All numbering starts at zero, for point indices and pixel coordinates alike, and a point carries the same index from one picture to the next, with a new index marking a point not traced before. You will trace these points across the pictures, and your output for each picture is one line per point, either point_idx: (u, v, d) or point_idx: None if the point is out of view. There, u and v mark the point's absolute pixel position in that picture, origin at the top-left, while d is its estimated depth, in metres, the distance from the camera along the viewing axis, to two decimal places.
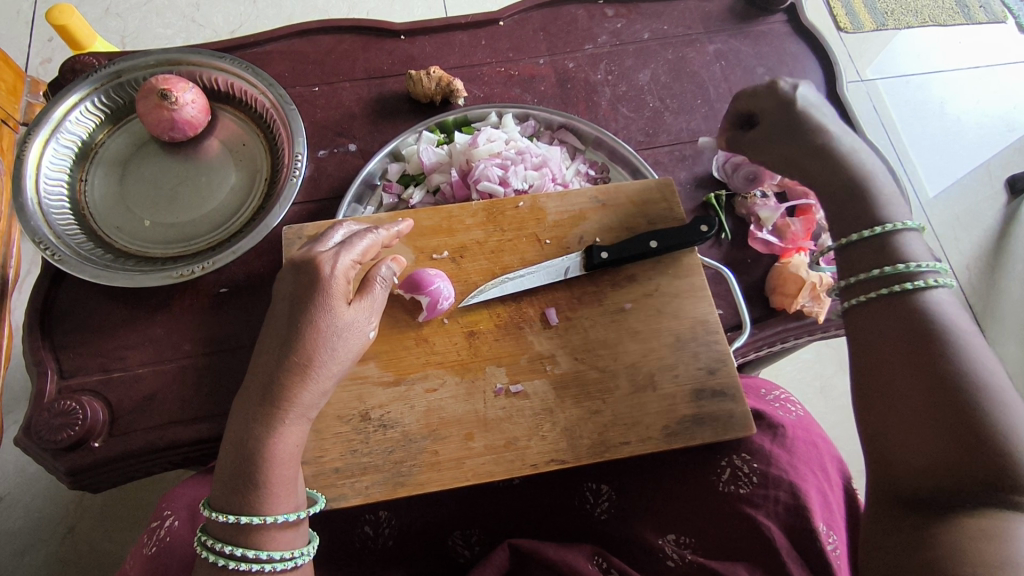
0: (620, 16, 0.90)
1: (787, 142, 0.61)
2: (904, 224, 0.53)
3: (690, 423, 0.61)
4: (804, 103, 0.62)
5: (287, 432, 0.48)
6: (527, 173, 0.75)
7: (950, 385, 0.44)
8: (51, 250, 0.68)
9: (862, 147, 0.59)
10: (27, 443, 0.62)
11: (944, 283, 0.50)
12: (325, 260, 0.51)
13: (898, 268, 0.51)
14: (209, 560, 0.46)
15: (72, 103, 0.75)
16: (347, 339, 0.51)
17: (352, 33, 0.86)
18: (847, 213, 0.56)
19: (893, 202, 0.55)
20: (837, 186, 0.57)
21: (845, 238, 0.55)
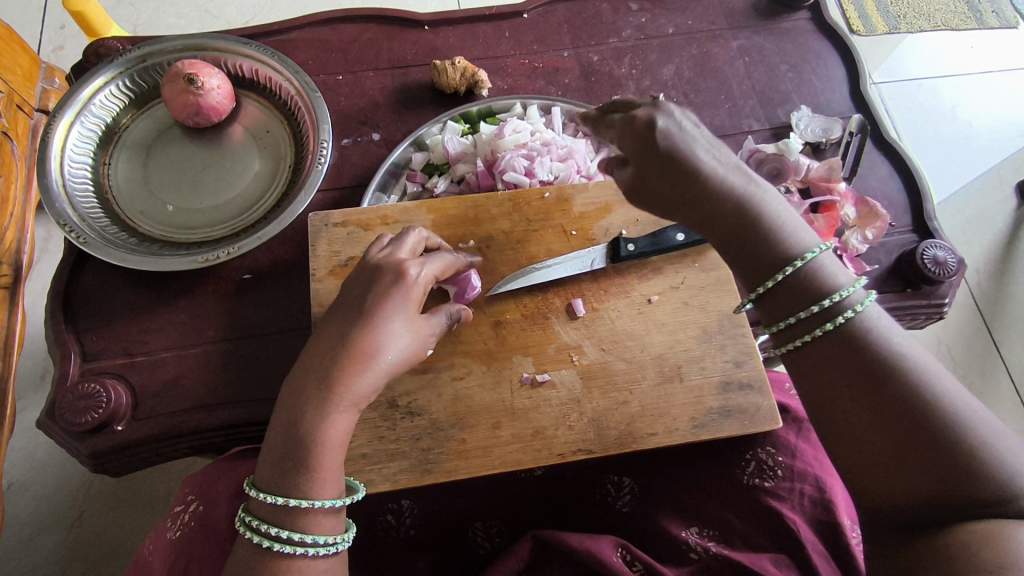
0: (644, 10, 0.90)
1: (668, 188, 0.50)
2: (806, 255, 0.46)
3: (717, 415, 0.61)
4: (670, 135, 0.50)
5: (337, 421, 0.47)
6: (553, 164, 0.74)
7: (898, 399, 0.40)
8: (76, 232, 0.67)
9: (744, 175, 0.50)
10: (51, 425, 0.61)
11: (870, 304, 0.44)
12: (412, 265, 0.53)
13: (818, 308, 0.44)
14: (253, 540, 0.46)
15: (97, 85, 0.75)
16: (413, 347, 0.52)
17: (375, 23, 0.86)
18: (745, 258, 0.49)
19: (784, 228, 0.48)
20: (728, 238, 0.49)
21: (755, 289, 0.48)
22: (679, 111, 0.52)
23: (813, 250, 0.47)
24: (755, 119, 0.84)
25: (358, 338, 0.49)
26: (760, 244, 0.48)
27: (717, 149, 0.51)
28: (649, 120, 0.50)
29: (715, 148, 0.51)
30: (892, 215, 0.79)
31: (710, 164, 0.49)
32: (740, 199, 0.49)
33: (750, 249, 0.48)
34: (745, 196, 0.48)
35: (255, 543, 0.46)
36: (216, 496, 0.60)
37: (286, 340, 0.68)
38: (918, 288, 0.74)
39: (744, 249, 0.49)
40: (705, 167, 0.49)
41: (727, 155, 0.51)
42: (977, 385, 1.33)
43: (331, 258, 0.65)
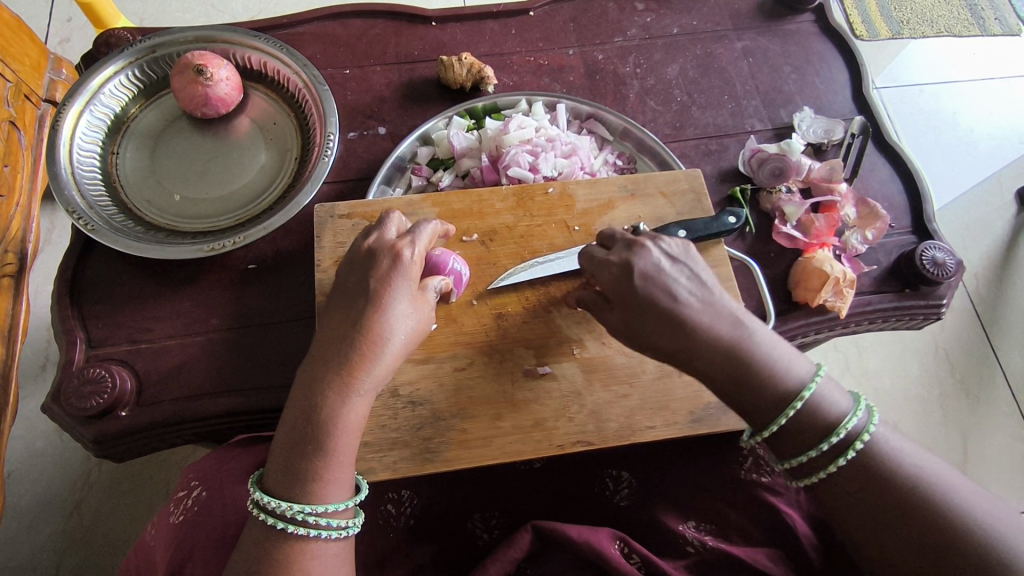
0: (650, 10, 0.91)
1: (658, 337, 0.52)
2: (806, 390, 0.49)
3: (716, 410, 0.61)
4: (652, 285, 0.52)
5: (357, 404, 0.50)
6: (556, 161, 0.75)
7: (896, 490, 0.45)
8: (84, 219, 0.68)
9: (732, 316, 0.51)
10: (56, 409, 0.62)
11: (875, 426, 0.48)
12: (404, 246, 0.54)
13: (830, 444, 0.47)
14: (267, 522, 0.48)
15: (107, 74, 0.76)
16: (419, 325, 0.54)
17: (384, 18, 0.87)
18: (747, 405, 0.51)
19: (779, 367, 0.50)
20: (725, 386, 0.51)
21: (764, 429, 0.50)
22: (657, 250, 0.54)
23: (809, 383, 0.49)
24: (758, 119, 0.84)
25: (368, 323, 0.51)
26: (760, 391, 0.50)
27: (703, 292, 0.52)
28: (629, 270, 0.53)
29: (699, 291, 0.52)
30: (893, 217, 0.79)
31: (697, 311, 0.51)
32: (728, 348, 0.50)
33: (750, 396, 0.50)
34: (736, 344, 0.50)
35: (268, 525, 0.48)
36: (219, 483, 0.60)
37: (291, 330, 0.68)
38: (917, 289, 0.74)
39: (743, 395, 0.50)
40: (691, 316, 0.51)
41: (713, 296, 0.52)
42: (974, 389, 1.34)
43: (336, 249, 0.66)
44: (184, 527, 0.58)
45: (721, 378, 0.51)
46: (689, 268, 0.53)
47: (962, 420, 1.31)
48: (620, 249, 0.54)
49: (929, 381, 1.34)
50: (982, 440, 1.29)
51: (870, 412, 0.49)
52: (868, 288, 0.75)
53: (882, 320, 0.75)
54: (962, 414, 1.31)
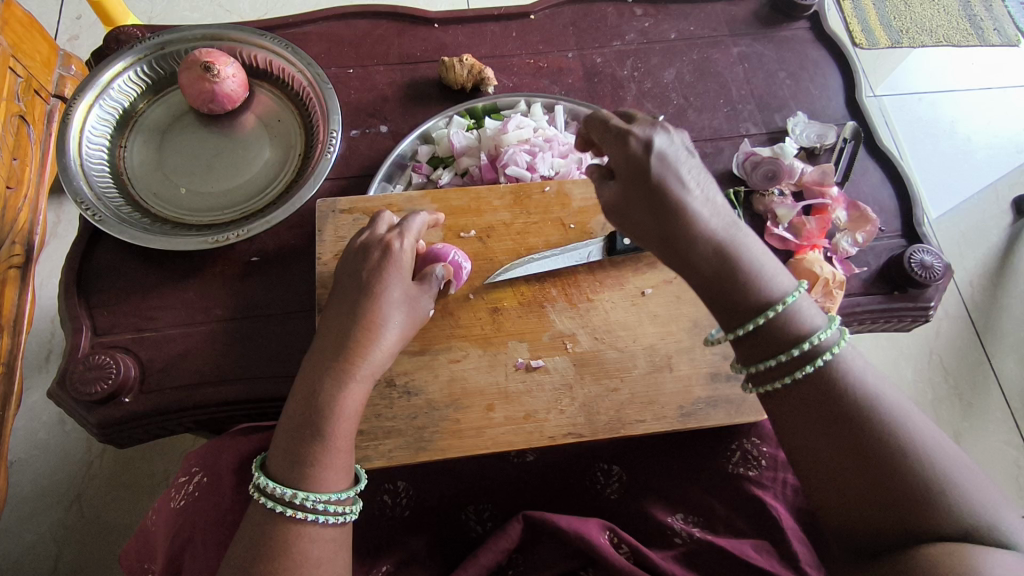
0: (648, 15, 0.93)
1: (652, 220, 0.51)
2: (787, 300, 0.49)
3: (704, 405, 0.63)
4: (660, 164, 0.51)
5: (354, 391, 0.51)
6: (554, 160, 0.77)
7: (870, 448, 0.44)
8: (91, 209, 0.70)
9: (726, 216, 0.51)
10: (61, 394, 0.64)
11: (842, 345, 0.48)
12: (393, 239, 0.57)
13: (797, 351, 0.48)
14: (267, 505, 0.49)
15: (117, 70, 0.78)
16: (411, 315, 0.56)
17: (387, 19, 0.89)
18: (724, 303, 0.51)
19: (764, 275, 0.49)
20: (702, 280, 0.51)
21: (733, 333, 0.51)
22: (672, 137, 0.53)
23: (791, 293, 0.50)
24: (752, 123, 0.86)
25: (364, 314, 0.53)
26: (737, 288, 0.50)
27: (708, 182, 0.52)
28: (643, 145, 0.52)
29: (703, 181, 0.51)
30: (883, 220, 0.81)
31: (697, 199, 0.50)
32: (719, 246, 0.50)
33: (727, 292, 0.50)
34: (726, 242, 0.50)
35: (269, 509, 0.49)
36: (218, 470, 0.61)
37: (291, 322, 0.70)
38: (905, 291, 0.76)
39: (722, 289, 0.50)
40: (692, 202, 0.50)
41: (716, 192, 0.52)
42: (967, 395, 1.35)
43: (336, 243, 0.67)
44: (185, 510, 0.60)
45: (703, 268, 0.50)
46: (699, 163, 0.52)
47: (954, 425, 1.32)
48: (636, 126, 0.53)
49: (923, 387, 1.35)
50: (974, 445, 1.30)
51: (840, 333, 0.49)
52: (857, 289, 0.76)
53: (871, 321, 0.77)
54: (955, 418, 1.32)
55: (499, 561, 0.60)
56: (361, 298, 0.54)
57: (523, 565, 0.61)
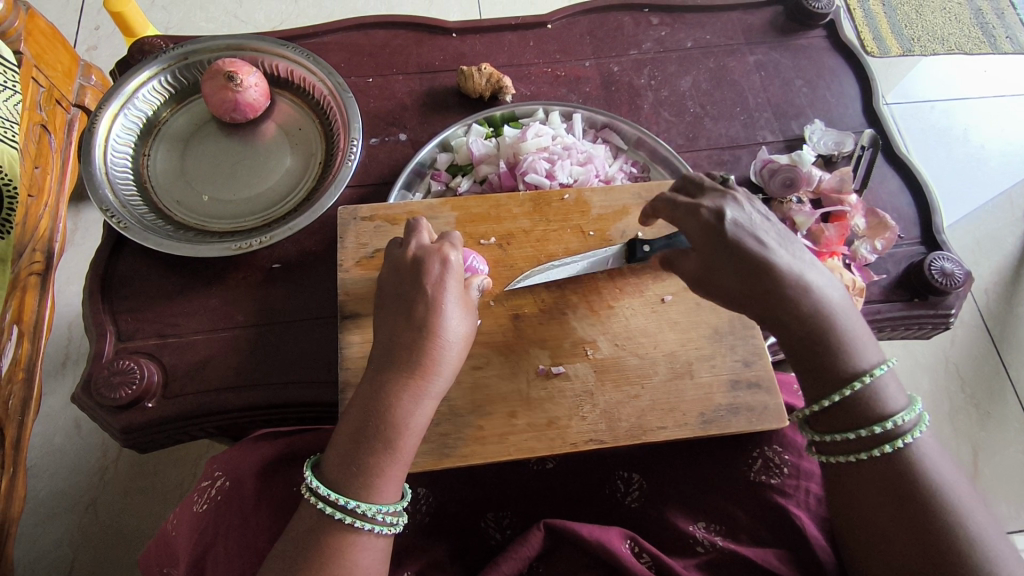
0: (664, 24, 0.93)
1: (738, 281, 0.55)
2: (874, 372, 0.54)
3: (725, 412, 0.63)
4: (742, 234, 0.55)
5: (425, 408, 0.54)
6: (572, 168, 0.77)
7: (914, 500, 0.49)
8: (116, 217, 0.71)
9: (821, 280, 0.55)
10: (86, 399, 0.64)
11: (923, 429, 0.52)
12: (447, 251, 0.58)
13: (878, 430, 0.52)
14: (325, 511, 0.51)
15: (142, 79, 0.79)
16: (469, 330, 0.58)
17: (406, 29, 0.90)
18: (814, 367, 0.55)
19: (854, 343, 0.54)
20: (793, 342, 0.55)
21: (815, 404, 0.55)
22: (749, 206, 0.57)
23: (877, 367, 0.54)
24: (769, 131, 0.86)
25: (430, 329, 0.55)
26: (826, 353, 0.54)
27: (793, 249, 0.56)
28: (718, 216, 0.56)
29: (789, 245, 0.56)
30: (902, 227, 0.80)
31: (784, 262, 0.55)
32: (816, 310, 0.54)
33: (820, 359, 0.55)
34: (819, 307, 0.54)
35: (323, 512, 0.51)
36: (241, 474, 0.62)
37: (312, 328, 0.70)
38: (926, 299, 0.76)
39: (814, 352, 0.55)
40: (779, 264, 0.55)
41: (804, 256, 0.57)
42: (984, 404, 1.34)
43: (358, 250, 0.68)
44: (207, 515, 0.60)
45: (796, 332, 0.55)
46: (785, 232, 0.58)
47: (971, 435, 1.30)
48: (711, 194, 0.58)
49: (939, 396, 1.34)
50: (992, 455, 1.28)
51: (920, 418, 0.53)
52: (877, 297, 0.76)
53: (891, 329, 0.77)
54: (973, 428, 1.31)
55: (521, 569, 0.60)
56: (423, 310, 0.56)
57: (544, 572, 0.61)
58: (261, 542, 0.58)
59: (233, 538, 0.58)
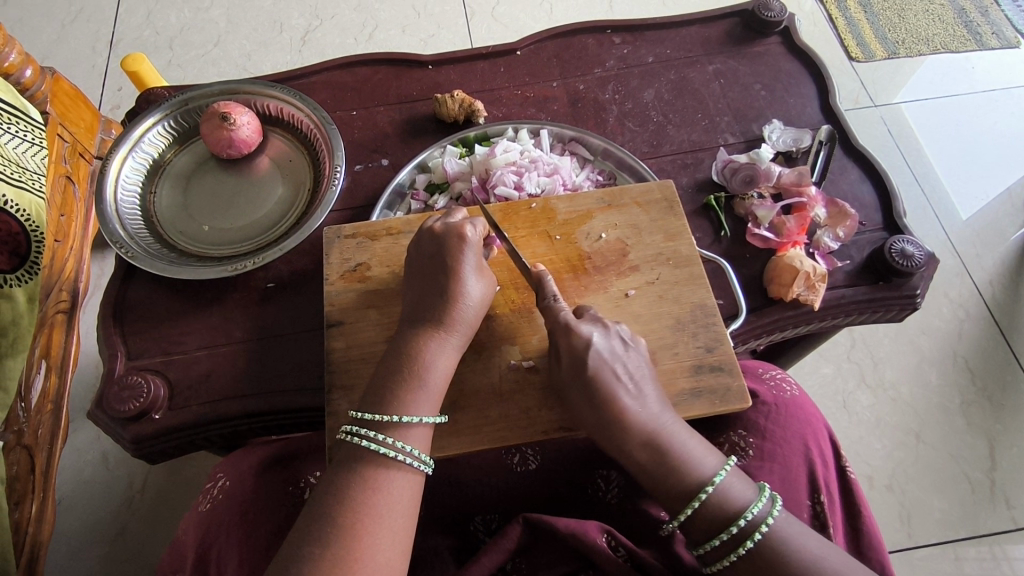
0: (626, 43, 0.99)
1: (593, 413, 0.60)
2: (712, 481, 0.56)
3: (689, 395, 0.65)
4: (599, 367, 0.59)
5: (445, 354, 0.61)
6: (540, 179, 0.83)
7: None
8: (125, 248, 0.78)
9: (658, 408, 0.60)
10: (98, 413, 0.70)
11: (776, 509, 0.55)
12: (467, 224, 0.66)
13: (733, 529, 0.54)
14: (372, 448, 0.55)
15: (148, 125, 0.88)
16: (486, 293, 0.65)
17: (387, 65, 0.98)
18: (665, 487, 0.58)
19: (691, 459, 0.58)
20: (639, 468, 0.59)
21: (674, 518, 0.57)
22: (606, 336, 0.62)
23: (718, 471, 0.57)
24: (730, 133, 0.90)
25: (451, 291, 0.63)
26: (669, 473, 0.57)
27: (637, 378, 0.61)
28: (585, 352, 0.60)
29: (634, 374, 0.61)
30: (864, 216, 0.83)
31: (627, 396, 0.59)
32: (653, 435, 0.58)
33: (665, 478, 0.57)
34: (655, 430, 0.58)
35: (366, 449, 0.55)
36: (240, 473, 0.67)
37: (304, 339, 0.76)
38: (889, 281, 0.78)
39: (652, 476, 0.58)
40: (623, 398, 0.59)
41: (645, 382, 0.61)
42: (997, 396, 1.28)
43: (342, 265, 0.73)
44: (209, 510, 0.65)
45: (642, 456, 0.58)
46: (632, 358, 0.62)
47: (986, 428, 1.25)
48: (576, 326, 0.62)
49: (949, 390, 1.29)
50: (1009, 448, 1.22)
51: (773, 500, 0.56)
52: (842, 282, 0.78)
53: (858, 313, 0.79)
54: (987, 421, 1.25)
55: (501, 562, 0.61)
56: (444, 275, 0.64)
57: (525, 567, 0.62)
58: (258, 536, 0.62)
59: (234, 532, 0.62)
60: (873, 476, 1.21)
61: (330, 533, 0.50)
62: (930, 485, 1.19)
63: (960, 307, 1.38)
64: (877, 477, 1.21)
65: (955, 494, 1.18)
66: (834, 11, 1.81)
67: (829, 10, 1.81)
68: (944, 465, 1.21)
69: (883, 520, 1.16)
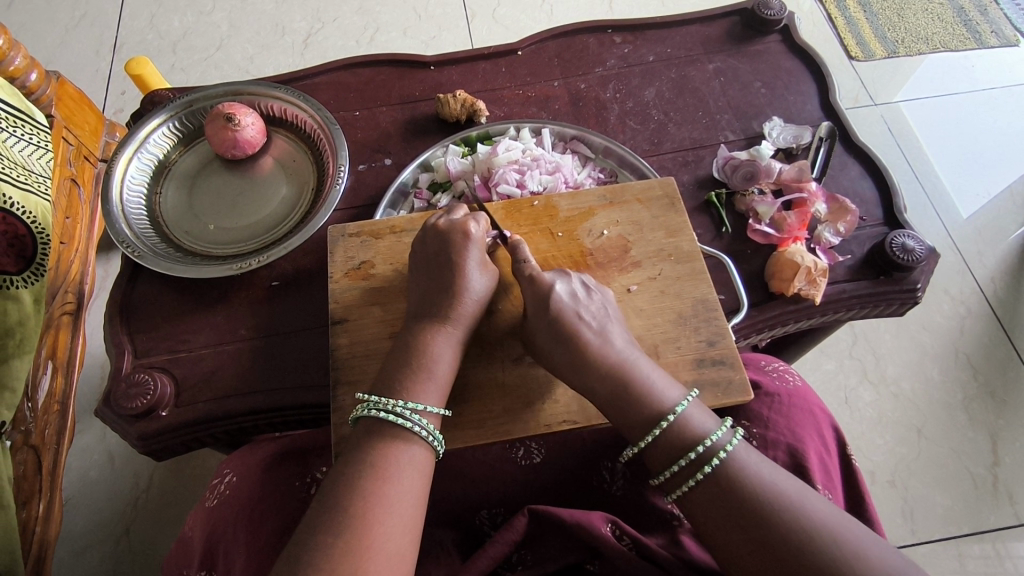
0: (627, 42, 1.00)
1: (557, 349, 0.62)
2: (676, 410, 0.58)
3: (692, 389, 0.66)
4: (561, 307, 0.62)
5: (449, 348, 0.62)
6: (542, 177, 0.83)
7: (776, 538, 0.49)
8: (132, 247, 0.79)
9: (623, 345, 0.62)
10: (106, 411, 0.71)
11: (736, 436, 0.56)
12: (470, 220, 0.68)
13: (693, 454, 0.55)
14: (387, 416, 0.57)
15: (153, 126, 0.89)
16: (489, 288, 0.66)
17: (389, 66, 0.98)
18: (626, 418, 0.59)
19: (653, 390, 0.59)
20: (601, 399, 0.60)
21: (636, 447, 0.59)
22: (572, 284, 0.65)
23: (680, 403, 0.59)
24: (731, 130, 0.91)
25: (453, 286, 0.64)
26: (630, 403, 0.59)
27: (602, 319, 0.63)
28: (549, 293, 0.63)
29: (599, 316, 0.63)
30: (864, 211, 0.84)
31: (589, 332, 0.62)
32: (615, 367, 0.60)
33: (626, 408, 0.59)
34: (617, 363, 0.60)
35: (381, 417, 0.57)
36: (247, 468, 0.68)
37: (309, 336, 0.76)
38: (891, 276, 0.78)
39: (617, 413, 0.60)
40: (584, 333, 0.62)
41: (610, 323, 0.63)
42: (1000, 392, 1.28)
43: (346, 263, 0.74)
44: (216, 506, 0.66)
45: (603, 388, 0.60)
46: (598, 304, 0.65)
47: (989, 424, 1.25)
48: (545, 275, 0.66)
49: (952, 386, 1.29)
50: (1011, 444, 1.23)
51: (733, 430, 0.57)
52: (842, 277, 0.79)
53: (860, 307, 0.79)
54: (990, 417, 1.25)
55: (506, 553, 0.62)
56: (448, 271, 0.65)
57: (532, 559, 0.62)
58: (265, 529, 0.63)
59: (241, 528, 0.63)
60: (876, 472, 1.21)
61: (336, 523, 0.50)
62: (933, 480, 1.20)
63: (961, 304, 1.38)
64: (879, 473, 1.21)
65: (958, 489, 1.18)
66: (833, 11, 1.82)
67: (829, 10, 1.82)
68: (946, 461, 1.21)
69: (886, 516, 1.16)
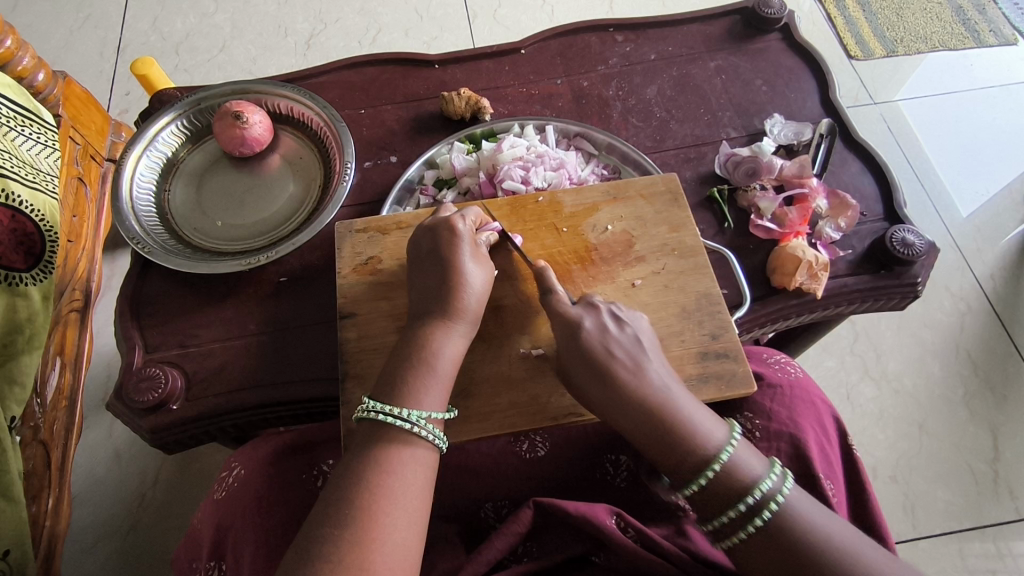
0: (629, 41, 1.01)
1: (596, 388, 0.61)
2: (721, 454, 0.57)
3: (696, 381, 0.67)
4: (595, 344, 0.62)
5: (454, 340, 0.63)
6: (546, 174, 0.85)
7: None
8: (142, 243, 0.80)
9: (661, 384, 0.61)
10: (118, 404, 0.72)
11: (788, 482, 0.55)
12: (456, 219, 0.69)
13: (747, 503, 0.55)
14: (388, 420, 0.57)
15: (162, 124, 0.90)
16: (487, 280, 0.67)
17: (394, 65, 1.00)
18: (674, 463, 0.58)
19: (698, 433, 0.58)
20: (646, 445, 0.59)
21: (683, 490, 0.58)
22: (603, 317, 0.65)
23: (726, 447, 0.58)
24: (733, 128, 0.92)
25: (455, 280, 0.65)
26: (676, 448, 0.58)
27: (637, 355, 0.62)
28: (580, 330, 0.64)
29: (633, 351, 0.63)
30: (864, 207, 0.85)
31: (625, 372, 0.61)
32: (655, 409, 0.59)
33: (672, 453, 0.58)
34: (657, 405, 0.59)
35: (382, 421, 0.57)
36: (256, 460, 0.69)
37: (316, 330, 0.77)
38: (891, 270, 0.79)
39: (664, 457, 0.59)
40: (620, 372, 0.61)
41: (644, 359, 0.62)
42: (1000, 388, 1.29)
43: (354, 258, 0.75)
44: (226, 498, 0.67)
45: (647, 432, 0.59)
46: (631, 337, 0.64)
47: (989, 419, 1.26)
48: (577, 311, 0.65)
49: (953, 382, 1.30)
50: (1012, 439, 1.23)
51: (783, 476, 0.56)
52: (844, 271, 0.80)
53: (861, 301, 0.80)
54: (990, 412, 1.26)
55: (513, 545, 0.63)
56: (447, 265, 0.66)
57: (537, 550, 0.64)
58: (274, 520, 0.63)
59: (250, 519, 0.64)
60: (877, 468, 1.22)
61: (348, 514, 0.51)
62: (934, 476, 1.21)
63: (961, 301, 1.39)
64: (881, 468, 1.22)
65: (959, 485, 1.19)
66: (832, 10, 1.83)
67: (828, 9, 1.83)
68: (947, 457, 1.22)
69: (888, 511, 1.17)
